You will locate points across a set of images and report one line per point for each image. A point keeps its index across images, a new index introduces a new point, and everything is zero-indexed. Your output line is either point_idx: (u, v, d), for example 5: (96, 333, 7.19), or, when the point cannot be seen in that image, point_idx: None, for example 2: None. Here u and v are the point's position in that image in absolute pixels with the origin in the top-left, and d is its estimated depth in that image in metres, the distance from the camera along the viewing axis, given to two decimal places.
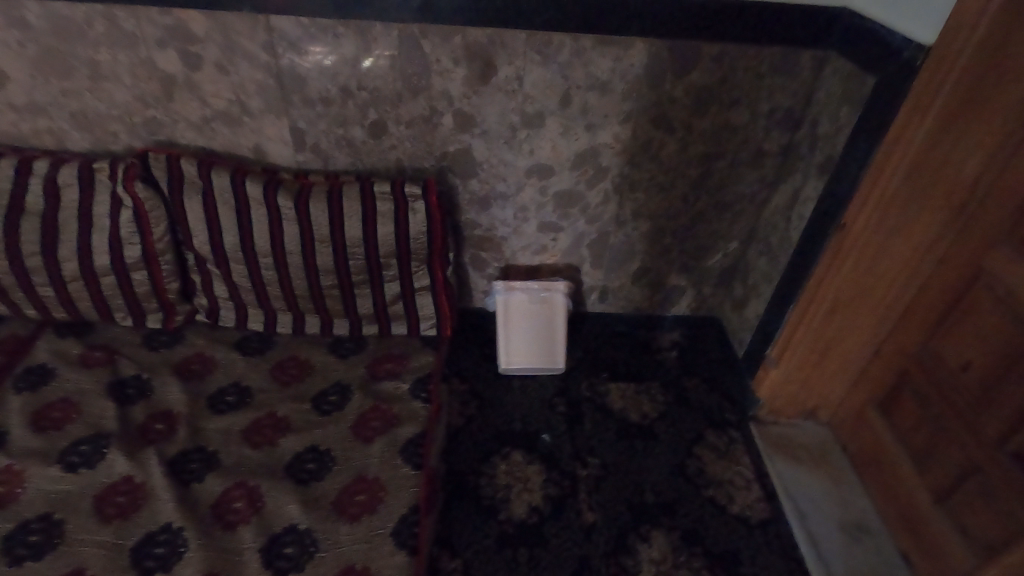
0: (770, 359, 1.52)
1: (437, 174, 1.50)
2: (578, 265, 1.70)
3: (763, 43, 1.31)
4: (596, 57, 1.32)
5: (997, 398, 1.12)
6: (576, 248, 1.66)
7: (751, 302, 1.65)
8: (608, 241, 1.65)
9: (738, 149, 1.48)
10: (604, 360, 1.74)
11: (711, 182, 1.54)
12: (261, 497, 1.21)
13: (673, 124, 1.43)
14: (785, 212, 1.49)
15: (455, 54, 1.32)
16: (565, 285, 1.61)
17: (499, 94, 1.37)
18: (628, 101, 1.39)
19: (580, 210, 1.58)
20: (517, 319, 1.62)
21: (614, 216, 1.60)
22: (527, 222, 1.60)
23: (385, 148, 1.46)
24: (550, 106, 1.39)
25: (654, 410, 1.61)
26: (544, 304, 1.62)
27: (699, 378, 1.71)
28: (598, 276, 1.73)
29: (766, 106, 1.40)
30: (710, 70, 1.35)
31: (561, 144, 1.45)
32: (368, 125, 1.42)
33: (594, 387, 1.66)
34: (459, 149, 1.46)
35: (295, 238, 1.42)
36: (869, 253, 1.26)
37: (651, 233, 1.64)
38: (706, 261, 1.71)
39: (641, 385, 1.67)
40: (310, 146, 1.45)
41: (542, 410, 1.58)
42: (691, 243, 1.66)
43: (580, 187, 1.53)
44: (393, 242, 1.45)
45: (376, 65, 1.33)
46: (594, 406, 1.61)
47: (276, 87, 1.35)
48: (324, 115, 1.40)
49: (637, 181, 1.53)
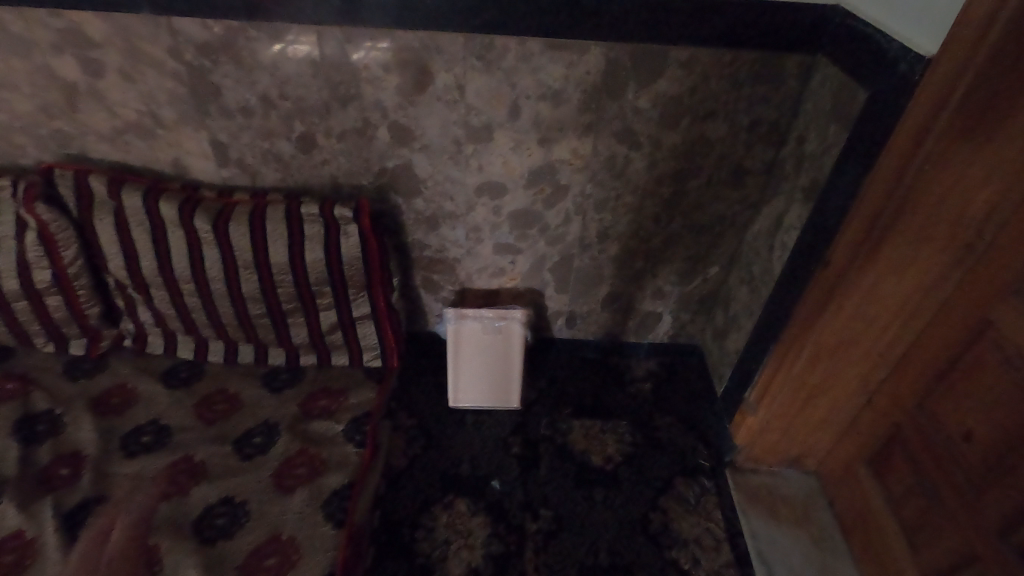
0: (749, 403, 1.35)
1: (377, 192, 1.35)
2: (541, 289, 1.54)
3: (742, 46, 1.12)
4: (546, 64, 1.15)
5: (1002, 480, 0.94)
6: (537, 271, 1.50)
7: (731, 335, 1.48)
8: (573, 264, 1.49)
9: (716, 166, 1.29)
10: (570, 393, 1.59)
11: (686, 202, 1.36)
12: (160, 560, 1.10)
13: (639, 139, 1.25)
14: (768, 239, 1.31)
15: (386, 60, 1.16)
16: (523, 314, 1.43)
17: (440, 105, 1.21)
18: (586, 113, 1.21)
19: (539, 230, 1.42)
20: (468, 351, 1.46)
21: (578, 238, 1.43)
22: (481, 244, 1.45)
23: (318, 164, 1.31)
24: (498, 118, 1.23)
25: (620, 453, 1.46)
26: (499, 334, 1.46)
27: (672, 416, 1.55)
28: (564, 301, 1.57)
29: (746, 119, 1.22)
30: (680, 78, 1.16)
31: (513, 159, 1.29)
32: (295, 138, 1.27)
33: (555, 425, 1.51)
34: (399, 164, 1.30)
35: (217, 263, 1.30)
36: (859, 296, 1.08)
37: (621, 257, 1.47)
38: (684, 287, 1.53)
39: (608, 424, 1.52)
40: (235, 161, 1.31)
41: (495, 451, 1.45)
42: (666, 267, 1.49)
43: (538, 206, 1.37)
44: (325, 269, 1.31)
45: (297, 72, 1.17)
46: (553, 447, 1.46)
47: (189, 97, 1.21)
48: (246, 128, 1.25)
49: (601, 201, 1.36)
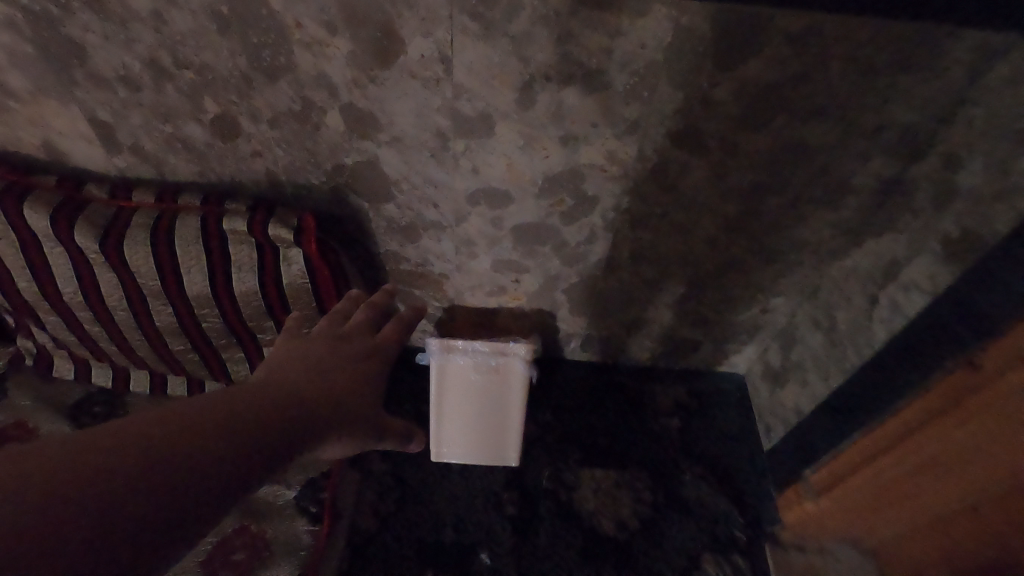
0: (808, 483, 1.07)
1: (332, 194, 0.98)
2: (552, 310, 1.21)
3: (896, 19, 0.69)
4: (579, 31, 0.73)
5: None
6: (548, 292, 1.16)
7: (791, 384, 1.16)
8: (597, 285, 1.14)
9: (811, 181, 0.91)
10: (580, 430, 1.31)
11: (758, 224, 0.99)
12: None
13: (707, 141, 0.86)
14: (867, 285, 0.95)
15: (326, 16, 0.74)
16: (529, 346, 1.11)
17: (413, 84, 0.81)
18: (632, 105, 0.81)
19: (553, 247, 1.06)
20: (456, 390, 1.14)
21: (605, 258, 1.08)
22: (475, 259, 1.10)
23: (246, 156, 0.93)
24: (500, 106, 0.83)
25: (637, 518, 1.20)
26: (496, 374, 1.13)
27: (703, 465, 1.28)
28: (579, 324, 1.25)
29: (870, 124, 0.81)
30: (782, 61, 0.75)
31: (521, 162, 0.90)
32: (209, 121, 0.88)
33: (560, 474, 1.25)
34: (360, 161, 0.92)
35: (115, 290, 0.96)
36: (983, 417, 0.73)
37: (661, 280, 1.12)
38: (735, 316, 1.20)
39: (623, 475, 1.25)
40: (130, 148, 0.93)
41: (485, 510, 1.19)
42: (718, 294, 1.14)
43: (554, 219, 1.00)
44: (262, 301, 0.97)
45: (192, 27, 0.76)
46: (556, 506, 1.21)
47: (41, 58, 0.81)
48: (136, 104, 0.86)
49: (640, 216, 0.99)
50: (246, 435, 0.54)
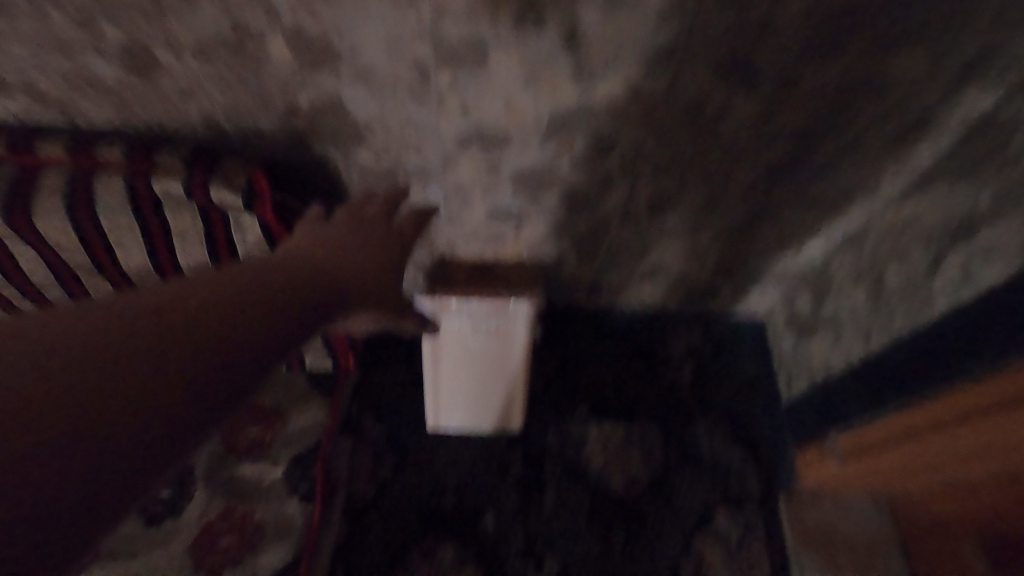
0: (834, 442, 1.00)
1: (290, 141, 0.80)
2: (557, 260, 1.07)
3: None
4: None
5: None
6: (552, 242, 1.01)
7: (818, 338, 1.05)
8: (610, 234, 0.99)
9: (882, 118, 0.73)
10: (587, 382, 1.22)
11: (805, 166, 0.83)
12: None
13: (762, 73, 0.67)
14: (931, 241, 0.81)
15: None
16: (530, 307, 0.95)
17: (379, 2, 0.60)
18: (672, 28, 0.62)
19: (560, 196, 0.90)
20: (449, 357, 1.02)
21: (621, 207, 0.92)
22: (469, 210, 0.93)
23: (174, 98, 0.73)
24: (499, 32, 0.63)
25: (647, 474, 1.15)
26: (496, 337, 1.00)
27: (715, 415, 1.21)
28: (586, 273, 1.11)
29: (974, 48, 0.63)
30: None
31: (524, 102, 0.72)
32: (116, 56, 0.67)
33: (565, 431, 1.17)
34: (321, 103, 0.73)
35: (37, 267, 0.79)
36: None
37: (683, 229, 0.97)
38: (762, 263, 1.06)
39: (632, 430, 1.19)
40: (20, 89, 0.72)
41: (488, 471, 1.13)
42: (747, 241, 1.00)
43: (562, 165, 0.83)
44: None
45: None
46: (562, 464, 1.15)
47: None
48: (12, 33, 0.65)
49: (667, 162, 0.82)
50: (254, 320, 0.46)
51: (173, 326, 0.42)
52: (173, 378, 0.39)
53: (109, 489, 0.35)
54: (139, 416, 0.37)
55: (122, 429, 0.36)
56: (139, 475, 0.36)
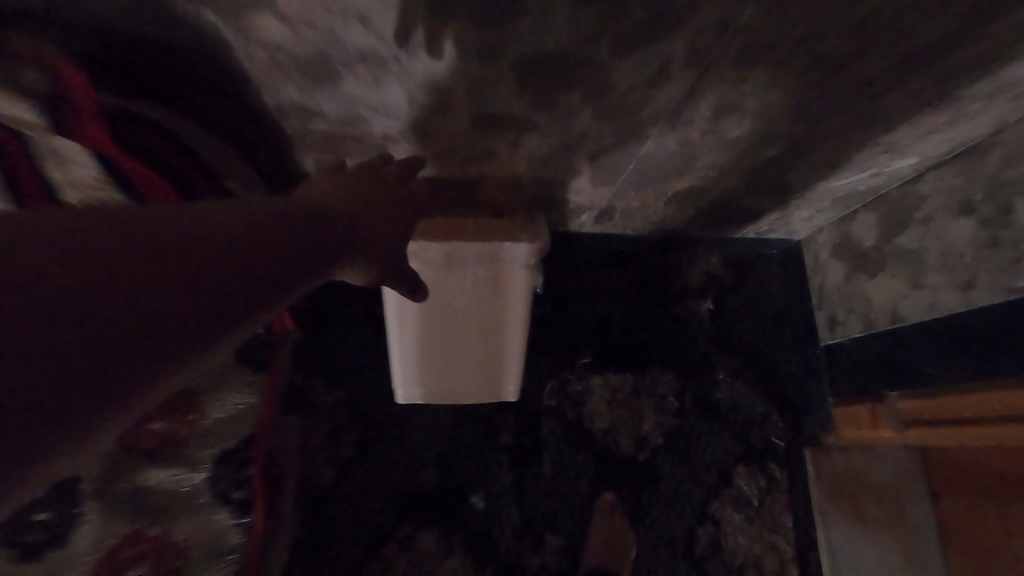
0: (892, 408, 0.84)
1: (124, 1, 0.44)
2: (564, 179, 0.78)
3: None
4: None
5: None
6: (562, 158, 0.72)
7: (886, 278, 0.84)
8: (646, 146, 0.70)
9: None
10: (590, 325, 1.00)
11: (959, 55, 0.55)
12: None
13: None
14: None
15: None
16: (535, 243, 0.70)
17: None
18: None
19: (587, 95, 0.59)
20: (425, 311, 0.76)
21: (672, 111, 0.62)
22: (446, 115, 0.61)
23: None
24: None
25: (660, 432, 0.98)
26: (493, 286, 0.74)
27: (738, 358, 1.02)
28: (601, 195, 0.83)
29: None
30: None
31: None
32: None
33: (565, 386, 0.97)
34: None
35: None
36: None
37: (746, 139, 0.69)
38: (829, 183, 0.81)
39: (643, 380, 0.99)
40: None
41: (475, 441, 0.92)
42: (826, 156, 0.73)
43: (599, 49, 0.52)
44: None
45: None
46: (563, 426, 0.95)
47: None
48: None
49: (765, 44, 0.52)
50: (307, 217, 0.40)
51: (215, 214, 0.33)
52: (254, 243, 0.33)
53: (92, 383, 0.23)
54: (224, 266, 0.30)
55: (164, 277, 0.27)
56: (119, 378, 0.24)
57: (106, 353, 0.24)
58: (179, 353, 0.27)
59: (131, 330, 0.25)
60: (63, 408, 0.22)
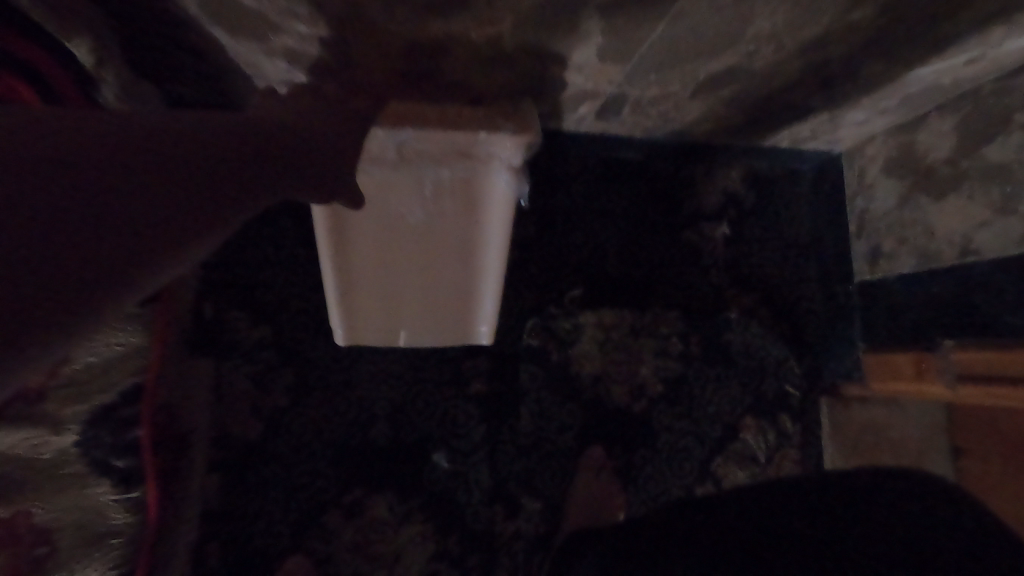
0: (945, 359, 0.69)
1: None
2: (568, 61, 0.55)
3: None
4: None
5: None
6: (570, 29, 0.49)
7: (961, 200, 0.67)
8: (691, 12, 0.47)
9: None
10: (583, 252, 0.81)
11: None
12: None
13: None
14: None
15: None
16: (522, 136, 0.52)
17: None
18: None
19: None
20: (370, 224, 0.57)
21: None
22: None
23: None
24: None
25: (660, 380, 0.83)
26: (465, 194, 0.56)
27: (755, 295, 0.86)
28: (612, 81, 0.62)
29: None
30: None
31: None
32: None
33: (550, 326, 0.80)
34: None
35: None
36: None
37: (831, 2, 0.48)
38: (914, 72, 0.61)
39: (643, 319, 0.83)
40: None
41: (438, 390, 0.76)
42: (928, 27, 0.53)
43: None
44: None
45: None
46: (545, 373, 0.79)
47: None
48: None
49: None
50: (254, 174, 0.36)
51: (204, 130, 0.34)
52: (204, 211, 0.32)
53: (124, 250, 0.27)
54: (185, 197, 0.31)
55: (182, 205, 0.31)
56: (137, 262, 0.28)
57: (129, 239, 0.28)
58: (194, 232, 0.32)
59: (149, 205, 0.29)
60: (104, 267, 0.26)
